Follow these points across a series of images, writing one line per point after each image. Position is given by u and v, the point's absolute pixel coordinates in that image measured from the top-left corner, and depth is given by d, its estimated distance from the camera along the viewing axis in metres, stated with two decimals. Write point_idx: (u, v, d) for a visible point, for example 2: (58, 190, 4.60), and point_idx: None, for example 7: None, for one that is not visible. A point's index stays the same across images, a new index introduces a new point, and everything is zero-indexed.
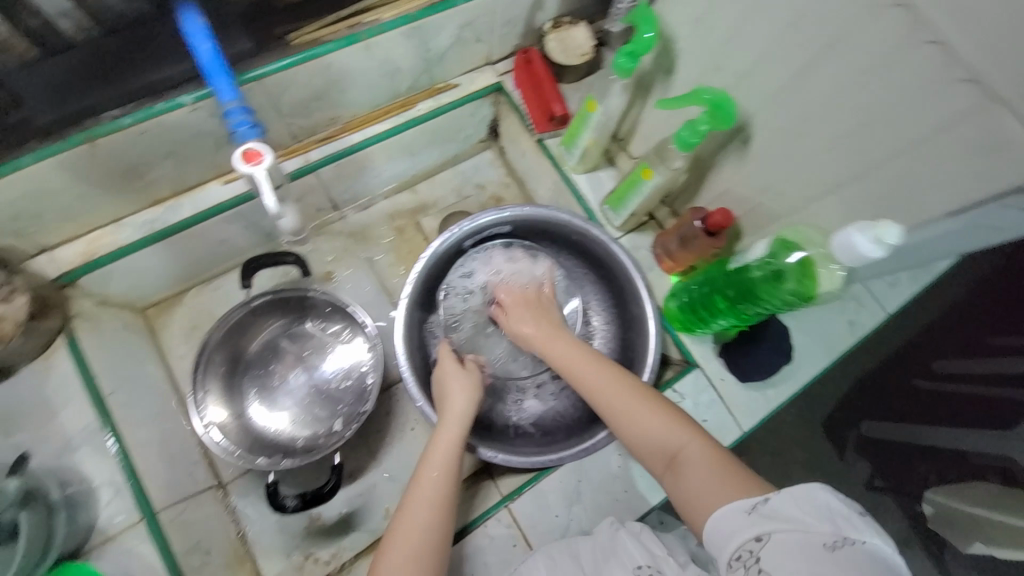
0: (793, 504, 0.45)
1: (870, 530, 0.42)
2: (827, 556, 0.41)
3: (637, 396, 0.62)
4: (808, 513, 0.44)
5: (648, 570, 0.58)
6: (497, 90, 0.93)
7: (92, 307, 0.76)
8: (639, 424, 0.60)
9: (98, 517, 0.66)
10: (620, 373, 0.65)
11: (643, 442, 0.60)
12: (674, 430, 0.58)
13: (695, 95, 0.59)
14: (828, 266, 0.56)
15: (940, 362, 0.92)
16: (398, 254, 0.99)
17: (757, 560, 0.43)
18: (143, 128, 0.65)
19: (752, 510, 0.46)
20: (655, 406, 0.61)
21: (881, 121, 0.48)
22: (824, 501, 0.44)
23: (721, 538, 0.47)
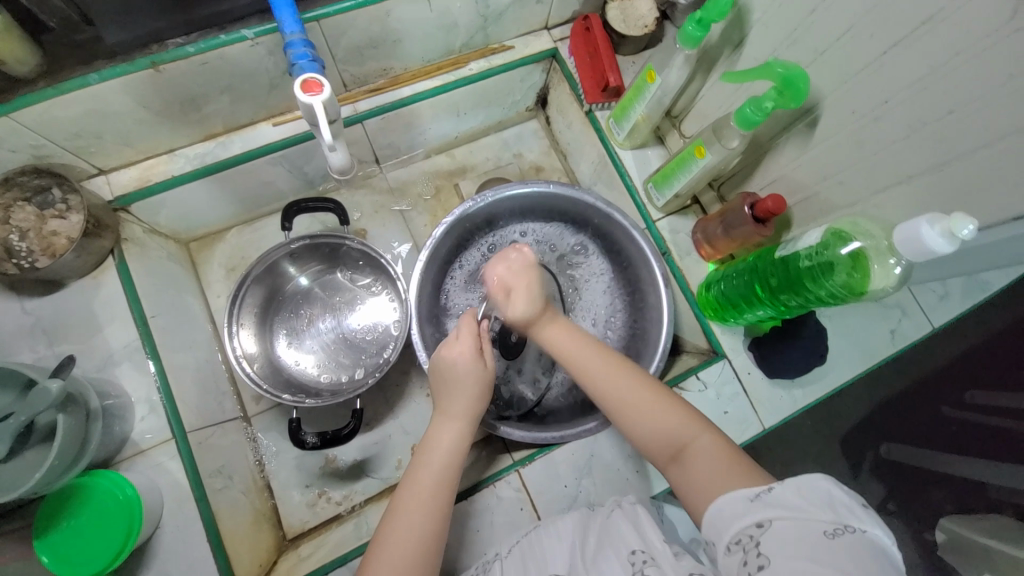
0: (795, 493, 0.43)
1: (874, 524, 0.41)
2: (829, 545, 0.39)
3: (642, 386, 0.60)
4: (809, 501, 0.42)
5: (642, 558, 0.52)
6: (551, 57, 0.91)
7: (142, 233, 0.79)
8: (646, 415, 0.58)
9: (132, 430, 0.68)
10: (627, 368, 0.61)
11: (644, 435, 0.58)
12: (680, 422, 0.56)
13: (766, 69, 0.57)
14: (885, 260, 0.54)
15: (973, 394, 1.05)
16: (433, 214, 1.00)
17: (757, 544, 0.42)
18: (205, 59, 0.66)
19: (755, 497, 0.45)
20: (659, 400, 0.58)
21: (969, 109, 0.45)
22: (827, 490, 0.43)
23: (722, 523, 0.46)
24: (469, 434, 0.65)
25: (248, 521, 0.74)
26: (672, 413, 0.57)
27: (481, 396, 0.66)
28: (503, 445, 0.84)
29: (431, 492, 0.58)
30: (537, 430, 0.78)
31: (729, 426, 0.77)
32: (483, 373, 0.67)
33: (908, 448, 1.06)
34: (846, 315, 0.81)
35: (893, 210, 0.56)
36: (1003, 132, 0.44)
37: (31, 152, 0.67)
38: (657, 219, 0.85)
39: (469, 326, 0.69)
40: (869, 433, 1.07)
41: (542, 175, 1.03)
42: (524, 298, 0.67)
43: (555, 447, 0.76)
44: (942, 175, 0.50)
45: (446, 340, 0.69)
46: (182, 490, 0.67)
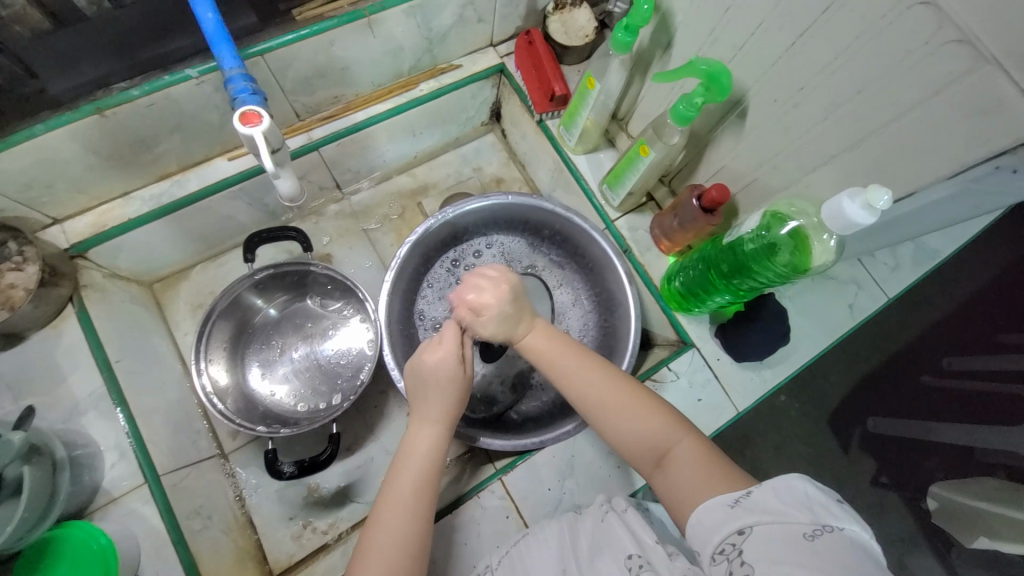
0: (774, 496, 0.43)
1: (850, 518, 0.40)
2: (808, 547, 0.39)
3: (626, 389, 0.60)
4: (785, 503, 0.42)
5: (638, 562, 0.51)
6: (499, 72, 0.94)
7: (102, 279, 0.79)
8: (628, 419, 0.58)
9: (103, 479, 0.67)
10: (612, 372, 0.62)
11: (627, 439, 0.58)
12: (662, 427, 0.57)
13: (691, 67, 0.60)
14: (821, 237, 0.58)
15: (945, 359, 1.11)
16: (398, 234, 1.01)
17: (740, 552, 0.41)
18: (151, 101, 0.67)
19: (735, 504, 0.45)
20: (641, 404, 0.59)
21: (873, 88, 0.49)
22: (802, 489, 0.42)
23: (705, 532, 0.45)
24: (445, 440, 0.64)
25: (231, 560, 0.73)
26: (654, 416, 0.58)
27: (460, 403, 0.66)
28: (486, 455, 0.84)
29: (411, 499, 0.58)
30: (516, 438, 0.78)
31: (704, 413, 0.79)
32: (462, 377, 0.66)
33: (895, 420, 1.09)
34: (805, 293, 0.84)
35: (824, 188, 0.59)
36: (906, 106, 0.47)
37: None
38: (615, 218, 0.88)
39: (452, 333, 0.68)
40: (850, 412, 1.08)
41: (503, 186, 1.06)
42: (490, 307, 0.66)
43: (535, 451, 0.77)
44: (861, 152, 0.53)
45: (425, 344, 0.68)
46: (160, 534, 0.66)
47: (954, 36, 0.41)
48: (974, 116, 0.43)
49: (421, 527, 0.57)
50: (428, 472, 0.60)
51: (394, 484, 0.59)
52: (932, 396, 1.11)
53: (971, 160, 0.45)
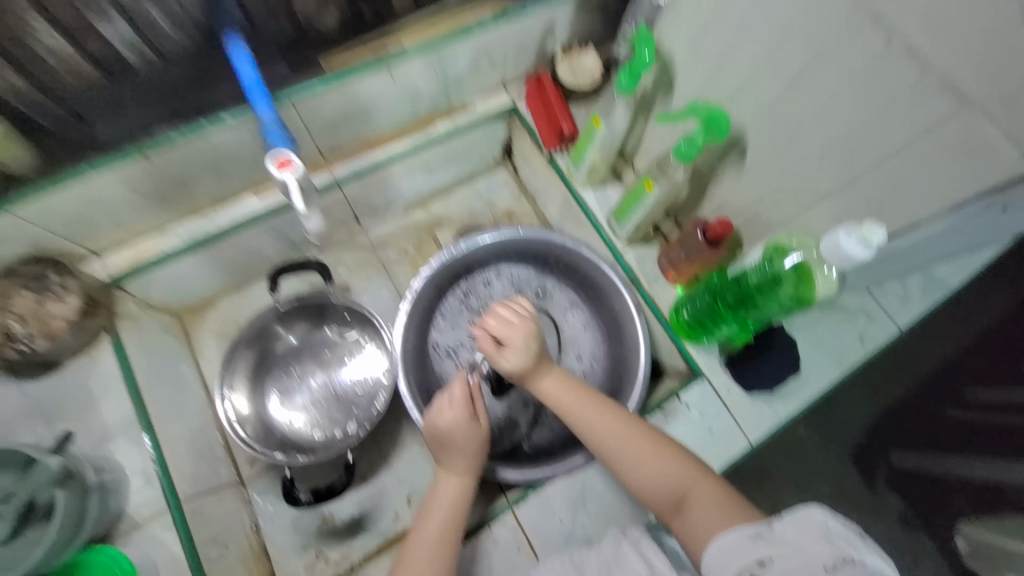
0: (797, 530, 0.44)
1: (872, 554, 0.42)
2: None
3: (643, 434, 0.62)
4: (810, 536, 0.43)
5: None
6: (511, 112, 0.99)
7: (135, 309, 0.84)
8: (647, 462, 0.60)
9: (127, 504, 0.69)
10: (629, 417, 0.64)
11: (646, 482, 0.59)
12: (679, 470, 0.58)
13: (691, 110, 0.63)
14: (823, 270, 0.59)
15: (972, 390, 1.07)
16: (414, 265, 1.05)
17: None
18: (191, 146, 0.73)
19: (757, 536, 0.46)
20: (660, 447, 0.60)
21: (866, 129, 0.51)
22: (826, 525, 0.43)
23: (724, 560, 0.46)
24: (467, 487, 0.67)
25: None
26: (672, 459, 0.59)
27: (479, 455, 0.68)
28: (498, 486, 0.84)
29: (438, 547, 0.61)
30: (528, 469, 0.79)
31: (717, 446, 0.79)
32: (479, 433, 0.68)
33: (918, 454, 1.08)
34: (815, 324, 0.84)
35: (825, 223, 0.61)
36: (898, 146, 0.49)
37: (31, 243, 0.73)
38: (623, 250, 0.90)
39: (460, 385, 0.70)
40: (874, 450, 1.09)
41: (515, 219, 1.10)
42: (517, 349, 0.66)
43: (546, 483, 0.77)
44: (858, 188, 0.55)
45: (435, 407, 0.69)
46: (179, 560, 0.67)
47: (939, 82, 0.44)
48: (963, 157, 0.45)
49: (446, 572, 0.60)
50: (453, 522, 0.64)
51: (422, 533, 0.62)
52: (962, 432, 1.08)
53: (963, 197, 0.47)
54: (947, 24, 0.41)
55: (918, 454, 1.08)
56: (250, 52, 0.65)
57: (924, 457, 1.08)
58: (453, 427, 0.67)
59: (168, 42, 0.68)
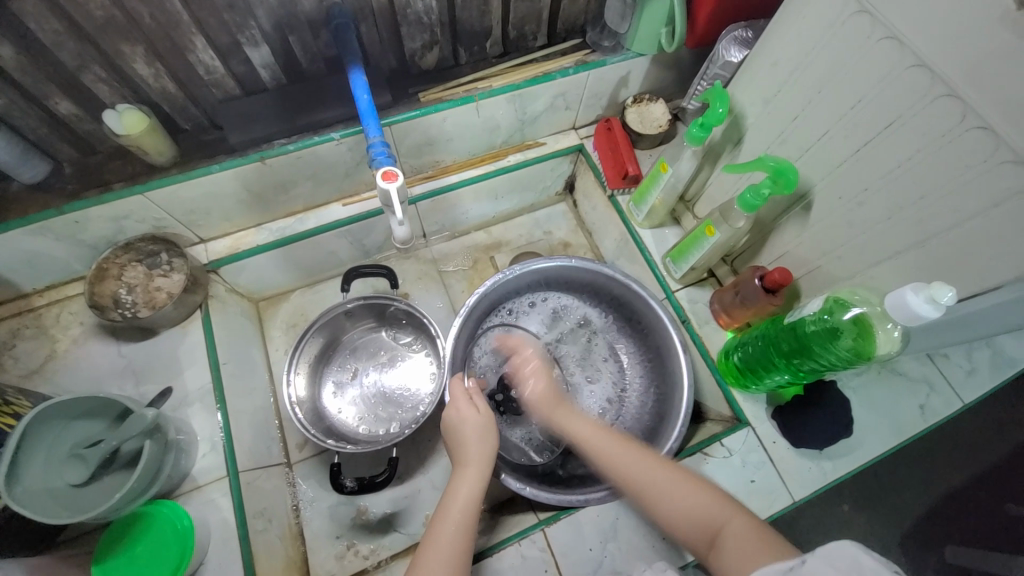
0: (826, 563, 0.42)
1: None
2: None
3: (659, 466, 0.64)
4: (840, 569, 0.41)
5: None
6: (578, 151, 1.06)
7: (224, 292, 0.93)
8: (669, 496, 0.61)
9: (193, 466, 0.75)
10: (642, 450, 0.67)
11: (678, 517, 0.60)
12: (709, 505, 0.58)
13: (760, 163, 0.67)
14: (885, 326, 0.60)
15: None
16: (470, 282, 1.11)
17: None
18: (300, 154, 0.83)
19: (791, 570, 0.44)
20: (683, 480, 0.62)
21: (938, 194, 0.53)
22: (855, 556, 0.41)
23: None
24: (484, 480, 0.69)
25: (282, 567, 0.77)
26: (697, 494, 0.60)
27: (488, 442, 0.72)
28: (528, 505, 0.86)
29: (450, 544, 0.61)
30: (561, 492, 0.80)
31: (758, 496, 0.77)
32: (483, 418, 0.74)
33: (978, 550, 1.01)
34: (870, 387, 0.82)
35: (888, 281, 0.62)
36: (969, 214, 0.51)
37: (153, 223, 0.84)
38: (675, 289, 0.93)
39: (459, 386, 0.79)
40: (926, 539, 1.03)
41: (569, 250, 1.15)
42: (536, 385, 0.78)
43: (579, 508, 0.77)
44: (926, 250, 0.56)
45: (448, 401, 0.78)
46: (229, 526, 0.72)
47: (1011, 156, 0.46)
48: None
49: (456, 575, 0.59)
50: (470, 506, 0.65)
51: (438, 527, 0.63)
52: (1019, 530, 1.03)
53: None
54: (1020, 104, 0.44)
55: (979, 550, 1.01)
56: (366, 80, 0.75)
57: (985, 554, 1.01)
58: (461, 413, 0.75)
59: (296, 65, 0.80)
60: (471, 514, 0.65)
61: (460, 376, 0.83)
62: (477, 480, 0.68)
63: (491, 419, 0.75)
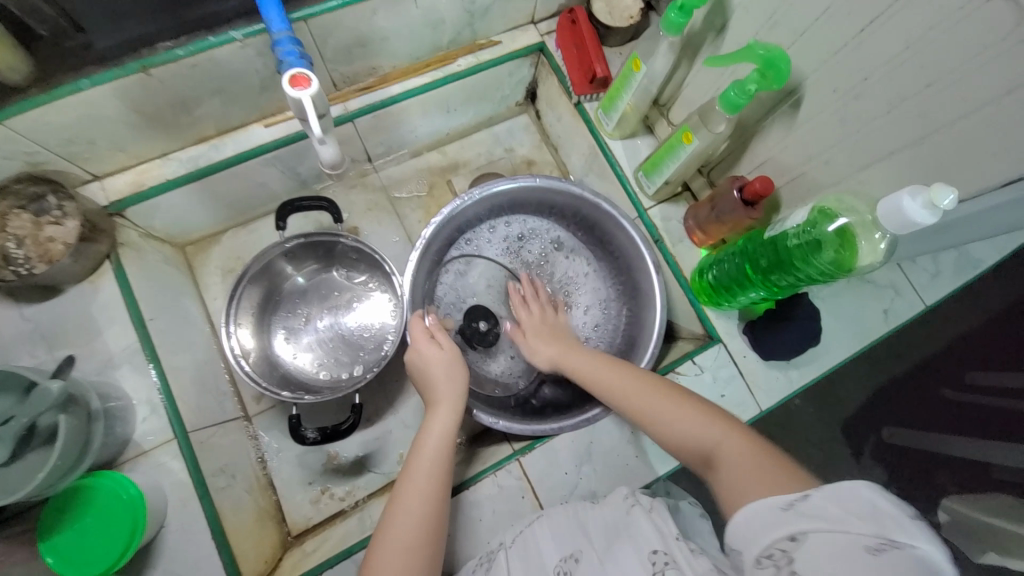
0: (835, 503, 0.36)
1: (925, 538, 0.33)
2: (872, 564, 0.32)
3: (665, 395, 0.59)
4: (849, 511, 0.35)
5: (663, 559, 0.45)
6: (539, 50, 0.91)
7: (138, 238, 0.80)
8: (673, 422, 0.56)
9: (134, 432, 0.69)
10: (658, 381, 0.62)
11: (679, 439, 0.55)
12: (710, 427, 0.53)
13: (748, 52, 0.58)
14: (872, 235, 0.55)
15: (972, 375, 1.09)
16: (427, 211, 1.01)
17: (791, 561, 0.35)
18: (195, 61, 0.67)
19: (788, 507, 0.39)
20: (688, 404, 0.57)
21: (946, 82, 0.46)
22: (870, 499, 0.35)
23: (750, 533, 0.39)
24: (459, 416, 0.66)
25: (253, 519, 0.75)
26: (701, 416, 0.55)
27: (459, 383, 0.68)
28: (502, 436, 0.85)
29: (426, 483, 0.58)
30: (535, 422, 0.78)
31: (727, 409, 0.78)
32: (451, 357, 0.70)
33: (907, 430, 1.09)
34: (840, 296, 0.81)
35: (878, 185, 0.57)
36: (978, 103, 0.45)
37: (25, 159, 0.68)
38: (648, 207, 0.86)
39: (418, 327, 0.74)
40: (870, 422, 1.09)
41: (534, 169, 1.04)
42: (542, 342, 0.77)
43: (552, 437, 0.77)
44: (924, 148, 0.51)
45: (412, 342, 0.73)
46: (186, 488, 0.68)
47: None
48: None
49: (436, 510, 0.57)
50: (444, 448, 0.62)
51: (415, 464, 0.60)
52: (946, 410, 1.10)
53: None
54: None
55: (909, 430, 1.09)
56: None
57: (917, 433, 1.09)
58: (424, 356, 0.70)
59: None
60: (443, 460, 0.61)
61: (422, 314, 0.77)
62: (450, 425, 0.64)
63: (457, 354, 0.71)
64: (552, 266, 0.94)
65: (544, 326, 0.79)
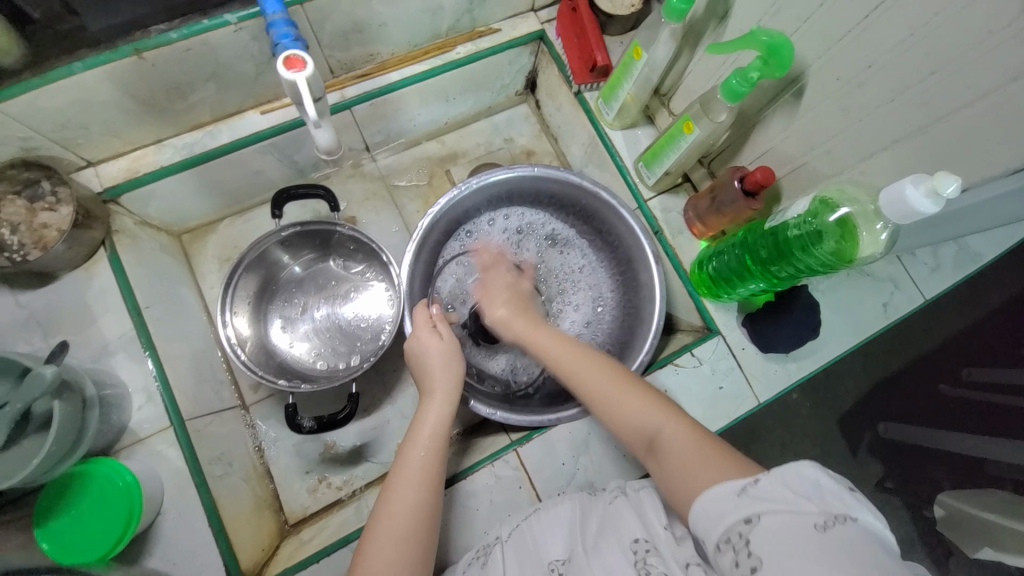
0: (782, 485, 0.38)
1: (863, 508, 0.36)
2: (819, 540, 0.35)
3: (615, 378, 0.57)
4: (795, 491, 0.38)
5: (645, 546, 0.47)
6: (538, 39, 0.90)
7: (134, 225, 0.79)
8: (615, 408, 0.55)
9: (130, 419, 0.68)
10: (597, 360, 0.59)
11: (624, 426, 0.54)
12: (653, 412, 0.53)
13: (751, 38, 0.57)
14: (872, 226, 0.55)
15: (968, 371, 1.07)
16: (425, 201, 1.00)
17: (747, 544, 0.37)
18: (189, 45, 0.66)
19: (740, 492, 0.40)
20: (637, 388, 0.55)
21: (949, 70, 0.46)
22: (813, 480, 0.38)
23: (710, 522, 0.41)
24: (454, 404, 0.66)
25: (250, 507, 0.75)
26: (648, 401, 0.54)
27: (455, 372, 0.68)
28: (500, 427, 0.85)
29: (421, 470, 0.59)
30: (533, 413, 0.78)
31: (725, 401, 0.78)
32: (449, 345, 0.70)
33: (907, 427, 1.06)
34: (840, 289, 0.80)
35: (881, 175, 0.57)
36: (983, 91, 0.44)
37: (19, 144, 0.67)
38: (648, 198, 0.85)
39: (423, 313, 0.74)
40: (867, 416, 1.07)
41: (534, 159, 1.04)
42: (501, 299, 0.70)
43: (550, 428, 0.76)
44: (928, 138, 0.50)
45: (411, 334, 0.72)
46: (182, 476, 0.67)
47: None
48: None
49: (432, 500, 0.57)
50: (440, 437, 0.62)
51: (409, 454, 0.60)
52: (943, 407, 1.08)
53: None
54: None
55: (908, 427, 1.06)
56: None
57: (912, 430, 1.06)
58: (422, 346, 0.70)
59: None
60: (437, 448, 0.61)
61: (427, 303, 0.77)
62: (447, 412, 0.65)
63: (456, 345, 0.71)
64: (549, 261, 0.94)
65: (506, 292, 0.71)
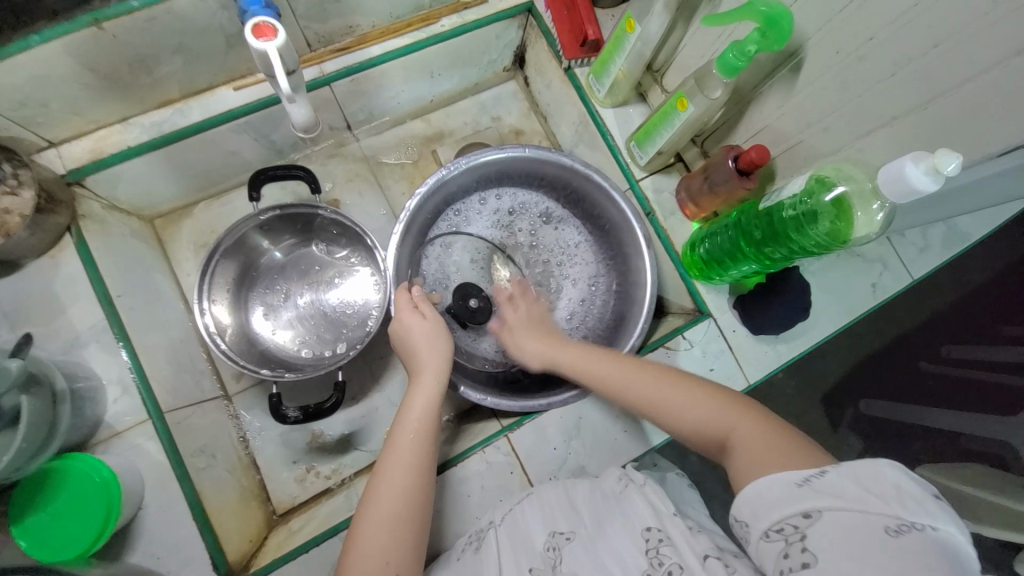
0: (855, 483, 0.37)
1: (945, 520, 0.34)
2: (892, 544, 0.33)
3: (672, 382, 0.57)
4: (868, 490, 0.36)
5: (657, 535, 0.46)
6: (527, 11, 0.86)
7: (101, 210, 0.75)
8: (681, 409, 0.54)
9: (106, 412, 0.66)
10: (651, 369, 0.59)
11: (690, 428, 0.53)
12: (721, 413, 0.51)
13: (750, 8, 0.54)
14: (868, 207, 0.54)
15: (948, 348, 1.08)
16: (410, 182, 0.97)
17: (803, 536, 0.36)
18: (152, 14, 0.61)
19: (803, 483, 0.39)
20: (698, 389, 0.54)
21: (953, 42, 0.44)
22: (892, 481, 0.36)
23: (761, 507, 0.40)
24: (444, 383, 0.65)
25: (236, 498, 0.74)
26: (712, 402, 0.52)
27: (445, 351, 0.66)
28: (490, 412, 0.84)
29: (412, 453, 0.57)
30: (523, 398, 0.77)
31: (716, 383, 0.77)
32: (436, 326, 0.68)
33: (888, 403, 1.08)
34: (831, 270, 0.80)
35: (878, 152, 0.55)
36: (987, 64, 0.43)
37: None
38: (640, 178, 0.83)
39: (405, 298, 0.71)
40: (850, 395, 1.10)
41: (522, 139, 1.01)
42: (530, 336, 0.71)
43: (540, 413, 0.76)
44: (928, 114, 0.49)
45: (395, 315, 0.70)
46: (163, 470, 0.65)
47: None
48: None
49: (424, 484, 0.56)
50: (429, 419, 0.61)
51: (398, 439, 0.58)
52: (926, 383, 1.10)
53: None
54: None
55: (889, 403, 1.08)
56: None
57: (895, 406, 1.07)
58: (407, 326, 0.68)
59: None
60: (427, 430, 0.60)
61: (407, 284, 0.74)
62: (438, 392, 0.63)
63: (441, 324, 0.69)
64: (541, 239, 0.92)
65: (533, 325, 0.72)
